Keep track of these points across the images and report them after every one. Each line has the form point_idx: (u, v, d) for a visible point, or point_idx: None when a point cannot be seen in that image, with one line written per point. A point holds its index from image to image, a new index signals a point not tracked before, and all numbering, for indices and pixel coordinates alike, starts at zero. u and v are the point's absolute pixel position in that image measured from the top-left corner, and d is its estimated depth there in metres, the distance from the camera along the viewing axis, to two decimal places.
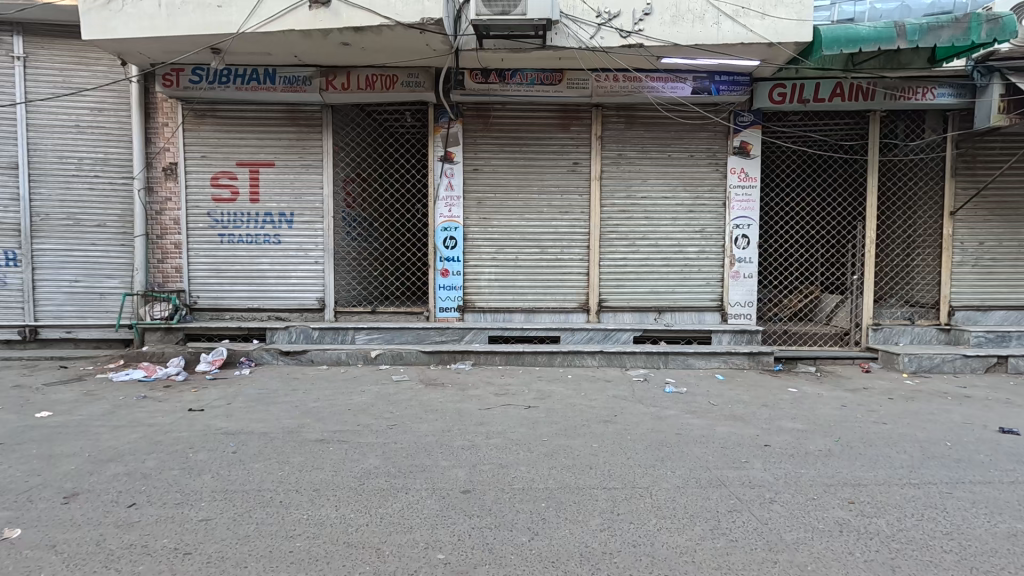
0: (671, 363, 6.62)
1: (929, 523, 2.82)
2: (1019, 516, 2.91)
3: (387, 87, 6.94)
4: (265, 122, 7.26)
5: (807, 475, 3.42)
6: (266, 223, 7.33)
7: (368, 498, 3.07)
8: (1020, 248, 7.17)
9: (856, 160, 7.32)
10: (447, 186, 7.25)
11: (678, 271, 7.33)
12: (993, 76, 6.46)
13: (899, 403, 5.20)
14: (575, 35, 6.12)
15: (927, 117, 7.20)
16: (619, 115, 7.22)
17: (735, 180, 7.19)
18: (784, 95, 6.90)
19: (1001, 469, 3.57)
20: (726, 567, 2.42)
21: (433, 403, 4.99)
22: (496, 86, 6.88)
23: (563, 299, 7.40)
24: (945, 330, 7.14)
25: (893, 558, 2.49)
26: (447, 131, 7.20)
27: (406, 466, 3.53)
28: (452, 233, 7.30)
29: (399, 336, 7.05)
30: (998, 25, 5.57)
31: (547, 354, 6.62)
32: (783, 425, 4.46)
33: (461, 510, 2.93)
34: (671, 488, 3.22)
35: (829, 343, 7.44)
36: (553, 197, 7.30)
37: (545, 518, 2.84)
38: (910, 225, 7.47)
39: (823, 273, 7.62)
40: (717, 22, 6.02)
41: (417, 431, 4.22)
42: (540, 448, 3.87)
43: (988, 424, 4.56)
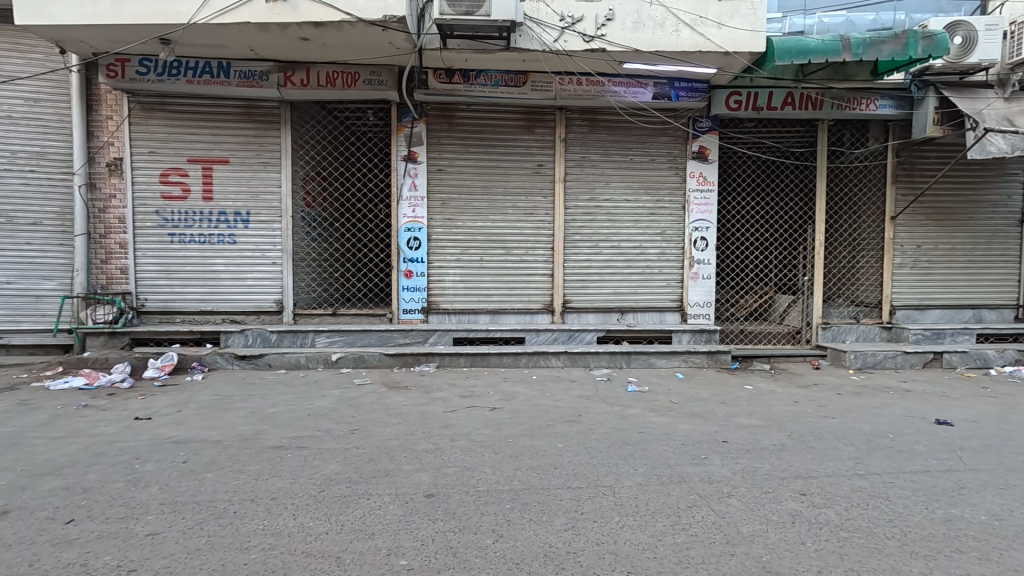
0: (634, 363, 6.75)
1: (873, 512, 2.98)
2: (953, 502, 3.11)
3: (349, 85, 6.81)
4: (219, 117, 6.98)
5: (763, 469, 3.55)
6: (220, 222, 7.05)
7: (328, 505, 2.99)
8: (954, 252, 7.65)
9: (807, 167, 7.66)
10: (411, 186, 7.16)
11: (640, 272, 7.48)
12: (928, 89, 6.91)
13: (845, 398, 5.47)
14: (539, 38, 6.17)
15: (870, 127, 7.62)
16: (582, 118, 7.31)
17: (695, 184, 7.40)
18: (739, 103, 7.16)
19: (937, 458, 3.81)
20: (685, 561, 2.48)
21: (397, 407, 4.92)
22: (461, 86, 6.85)
23: (528, 300, 7.43)
24: (887, 329, 7.57)
25: (841, 546, 2.61)
26: (410, 131, 7.11)
27: (369, 471, 3.46)
28: (416, 233, 7.21)
29: (361, 338, 6.88)
30: (933, 41, 5.93)
31: (512, 355, 6.63)
32: (739, 422, 4.61)
33: (425, 514, 2.89)
34: (634, 486, 3.28)
35: (782, 342, 7.73)
36: (518, 198, 7.32)
37: (509, 520, 2.84)
38: (856, 230, 7.87)
39: (777, 274, 7.92)
40: (676, 29, 6.18)
41: (381, 435, 4.14)
42: (505, 449, 3.87)
43: (926, 416, 4.86)
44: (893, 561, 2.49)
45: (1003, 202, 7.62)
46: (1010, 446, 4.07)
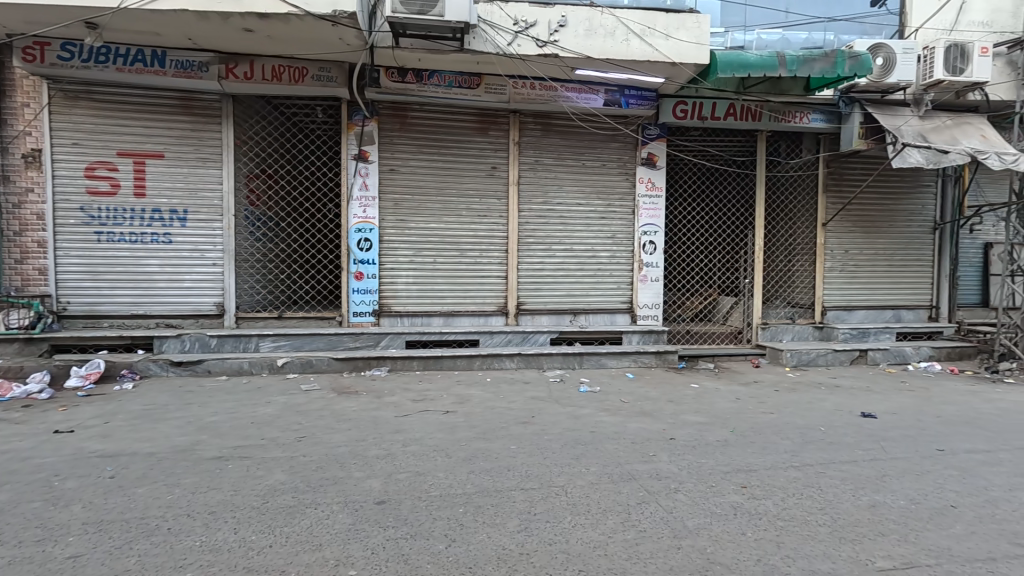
0: (586, 363, 6.87)
1: (807, 501, 3.16)
2: (877, 489, 3.35)
3: (296, 80, 6.57)
4: (152, 109, 6.56)
5: (707, 465, 3.69)
6: (153, 220, 6.63)
7: (272, 517, 2.86)
8: (876, 257, 8.25)
9: (747, 175, 8.06)
10: (361, 186, 6.99)
11: (591, 274, 7.62)
12: (854, 106, 7.43)
13: (782, 394, 5.79)
14: (493, 41, 6.19)
15: (804, 139, 8.11)
16: (535, 122, 7.38)
17: (643, 189, 7.62)
18: (685, 112, 7.45)
19: (863, 448, 4.09)
20: (635, 556, 2.54)
21: (347, 412, 4.78)
22: (413, 86, 6.77)
23: (482, 303, 7.41)
24: (819, 328, 8.07)
25: (778, 535, 2.75)
26: (361, 129, 6.96)
27: (316, 480, 3.33)
28: (367, 234, 7.05)
29: (310, 342, 6.66)
30: (858, 61, 6.38)
31: (466, 358, 6.60)
32: (686, 419, 4.78)
33: (376, 522, 2.81)
34: (585, 485, 3.33)
35: (725, 342, 8.10)
36: (472, 201, 7.29)
37: (462, 523, 2.81)
38: (791, 235, 8.34)
39: (721, 277, 8.28)
40: (626, 39, 6.37)
41: (330, 441, 4.02)
42: (458, 452, 3.84)
43: (853, 410, 5.21)
44: (825, 546, 2.65)
45: (918, 211, 8.30)
46: (925, 435, 4.43)
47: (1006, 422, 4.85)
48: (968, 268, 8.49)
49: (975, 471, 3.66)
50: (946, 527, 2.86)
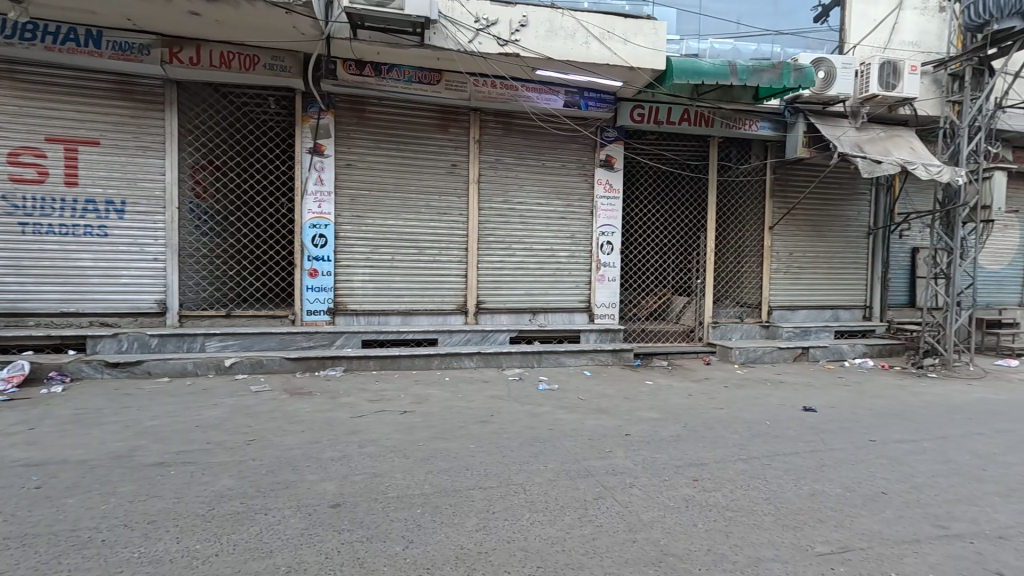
0: (545, 362, 6.94)
1: (754, 492, 3.30)
2: (817, 478, 3.55)
3: (247, 68, 6.31)
4: (86, 92, 6.12)
5: (661, 460, 3.80)
6: (86, 211, 6.19)
7: (218, 525, 2.73)
8: (817, 259, 8.73)
9: (700, 179, 8.35)
10: (317, 180, 6.80)
11: (550, 274, 7.69)
12: (798, 116, 7.87)
13: (731, 390, 6.04)
14: (454, 37, 6.14)
15: (752, 146, 8.47)
16: (496, 120, 7.37)
17: (602, 191, 7.76)
18: (641, 116, 7.62)
19: (804, 441, 4.32)
20: (591, 551, 2.58)
21: (300, 414, 4.63)
22: (372, 79, 6.63)
23: (441, 301, 7.34)
24: (765, 327, 8.47)
25: (726, 525, 2.86)
26: (316, 122, 6.75)
27: (267, 485, 3.21)
28: (322, 230, 6.86)
29: (260, 341, 6.40)
30: (802, 73, 6.71)
31: (424, 357, 6.53)
32: (641, 415, 4.90)
33: (331, 525, 2.74)
34: (543, 482, 3.36)
35: (677, 340, 8.37)
36: (432, 197, 7.21)
37: (420, 524, 2.78)
38: (741, 238, 8.69)
39: (675, 277, 8.54)
40: (586, 42, 6.46)
41: (282, 444, 3.88)
42: (416, 453, 3.79)
43: (796, 404, 5.49)
44: (769, 534, 2.78)
45: (855, 217, 8.84)
46: (860, 427, 4.72)
47: (929, 414, 5.25)
48: (898, 271, 9.11)
49: (902, 459, 3.94)
50: (877, 512, 3.06)
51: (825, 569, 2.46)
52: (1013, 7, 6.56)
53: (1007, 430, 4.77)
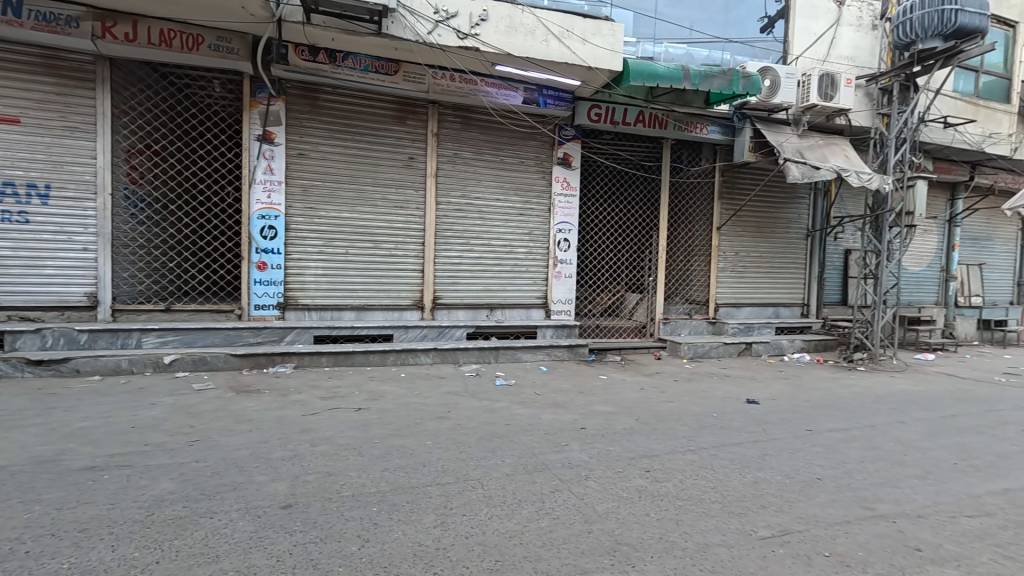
0: (501, 358, 6.97)
1: (702, 480, 3.45)
2: (759, 466, 3.75)
3: (190, 48, 5.96)
4: (4, 65, 5.61)
5: (615, 452, 3.90)
6: (4, 196, 5.69)
7: (158, 530, 2.58)
8: (761, 259, 9.19)
9: (654, 179, 8.58)
10: (266, 169, 6.52)
11: (508, 270, 7.71)
12: (746, 121, 8.24)
13: (680, 384, 6.28)
14: (412, 28, 6.03)
15: (703, 149, 8.78)
16: (455, 114, 7.29)
17: (559, 188, 7.84)
18: (599, 116, 7.74)
19: (748, 431, 4.55)
20: (549, 543, 2.62)
21: (246, 413, 4.44)
22: (326, 66, 6.40)
23: (397, 297, 7.21)
24: (712, 323, 8.85)
25: (677, 514, 2.98)
26: (265, 108, 6.47)
27: (213, 487, 3.07)
28: (271, 221, 6.59)
29: (203, 337, 6.09)
30: (750, 81, 7.02)
31: (380, 353, 6.40)
32: (596, 409, 5.02)
33: (282, 527, 2.65)
34: (501, 476, 3.39)
35: (630, 336, 8.61)
36: (388, 190, 7.06)
37: (376, 523, 2.73)
38: (691, 237, 9.01)
39: (628, 275, 8.76)
40: (546, 39, 6.49)
41: (228, 444, 3.72)
42: (371, 450, 3.72)
43: (740, 397, 5.78)
44: (715, 520, 2.91)
45: (795, 219, 9.35)
46: (797, 417, 5.03)
47: (858, 404, 5.65)
48: (832, 270, 9.73)
49: (834, 447, 4.22)
50: (813, 497, 3.26)
51: (766, 552, 2.60)
52: (935, 28, 7.19)
53: (925, 418, 5.20)
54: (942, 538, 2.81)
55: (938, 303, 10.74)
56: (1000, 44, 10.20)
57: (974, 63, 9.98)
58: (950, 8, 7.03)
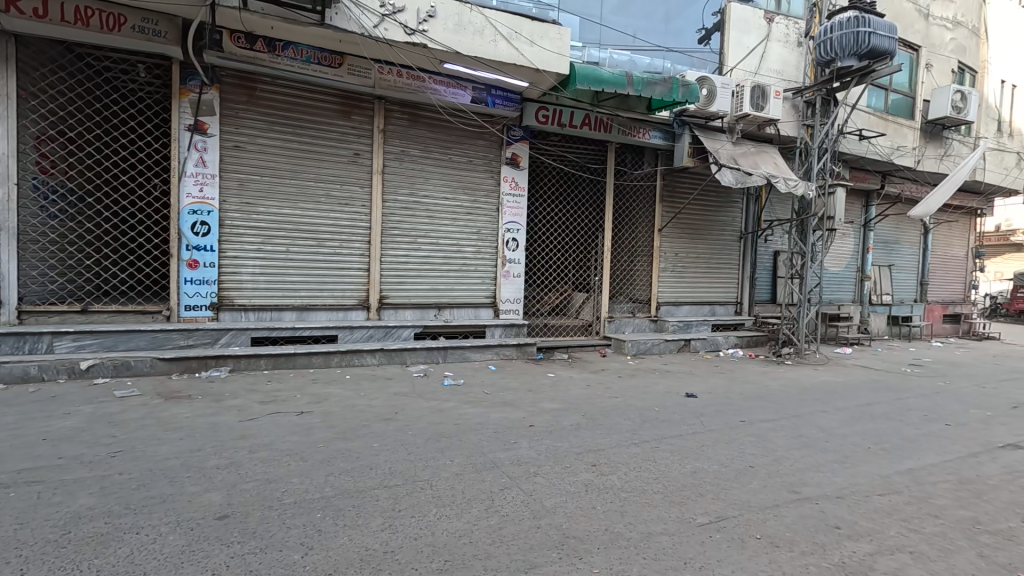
0: (449, 357, 6.92)
1: (645, 472, 3.58)
2: (697, 457, 3.94)
3: (110, 28, 5.51)
4: None
5: (562, 448, 3.97)
6: None
7: (75, 550, 2.38)
8: (698, 259, 9.63)
9: (599, 182, 8.79)
10: (198, 161, 6.15)
11: (456, 269, 7.67)
12: (685, 128, 8.59)
13: (624, 380, 6.49)
14: (357, 20, 5.88)
15: (646, 153, 9.08)
16: (402, 111, 7.16)
17: (508, 188, 7.88)
18: (546, 117, 7.83)
19: (687, 423, 4.77)
20: (498, 540, 2.63)
21: (175, 420, 4.16)
22: (264, 56, 6.12)
23: (341, 296, 7.00)
24: (654, 321, 9.19)
25: (621, 505, 3.07)
26: (197, 96, 6.10)
27: (139, 500, 2.86)
28: (203, 217, 6.22)
29: (126, 340, 5.66)
30: (688, 89, 7.34)
31: (322, 355, 6.19)
32: (544, 406, 5.09)
33: (218, 539, 2.51)
34: (450, 476, 3.36)
35: (577, 334, 8.77)
36: (332, 186, 6.84)
37: (320, 529, 2.64)
38: (634, 239, 9.31)
39: (575, 274, 8.93)
40: (494, 39, 6.51)
41: (156, 454, 3.47)
42: (315, 455, 3.59)
43: (680, 391, 6.04)
44: (658, 510, 3.03)
45: (729, 223, 9.86)
46: (731, 409, 5.32)
47: (786, 395, 6.05)
48: (762, 271, 10.35)
49: (764, 436, 4.50)
50: (746, 483, 3.47)
51: (705, 538, 2.73)
52: (851, 48, 7.84)
53: (844, 407, 5.65)
54: (857, 515, 3.07)
55: (855, 301, 11.66)
56: (906, 66, 11.22)
57: (884, 82, 10.92)
58: (864, 30, 7.69)
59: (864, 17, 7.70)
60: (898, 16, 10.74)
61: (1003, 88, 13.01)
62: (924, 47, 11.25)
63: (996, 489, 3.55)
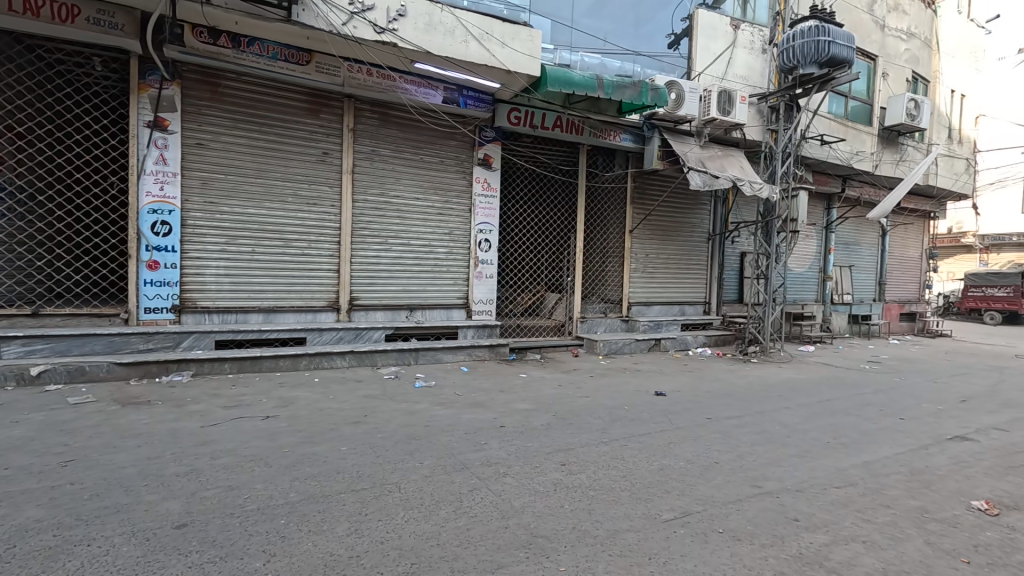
0: (420, 359, 6.88)
1: (613, 470, 3.64)
2: (664, 454, 4.02)
3: (62, 19, 5.28)
4: None
5: (532, 448, 4.00)
6: None
7: (19, 565, 2.27)
8: (668, 260, 9.81)
9: (571, 183, 8.86)
10: (158, 159, 5.96)
11: (428, 270, 7.62)
12: (655, 131, 8.74)
13: (596, 379, 6.56)
14: (325, 17, 5.78)
15: (617, 155, 9.19)
16: (372, 110, 7.08)
17: (479, 189, 7.87)
18: (518, 119, 7.85)
19: (656, 421, 4.86)
20: (466, 542, 2.63)
21: (133, 427, 4.02)
22: (228, 51, 5.96)
23: (309, 297, 6.87)
24: (626, 321, 9.32)
25: (589, 503, 3.11)
26: (156, 92, 5.91)
27: (92, 510, 2.75)
28: (164, 217, 6.03)
29: (81, 344, 5.43)
30: (657, 93, 7.48)
31: (290, 358, 6.07)
32: (516, 407, 5.11)
33: (176, 548, 2.44)
34: (418, 479, 3.34)
35: (549, 334, 8.82)
36: (300, 186, 6.71)
37: (284, 536, 2.59)
38: (605, 240, 9.42)
39: (548, 275, 8.98)
40: (465, 40, 6.50)
41: (111, 463, 3.35)
42: (280, 460, 3.51)
43: (650, 390, 6.14)
44: (624, 507, 3.08)
45: (698, 224, 10.08)
46: (699, 407, 5.44)
47: (751, 393, 6.22)
48: (730, 271, 10.62)
49: (729, 432, 4.62)
50: (711, 479, 3.56)
51: (669, 533, 2.79)
52: (813, 56, 8.11)
53: (805, 403, 5.84)
54: (815, 507, 3.19)
55: (818, 300, 12.06)
56: (864, 74, 11.68)
57: (844, 89, 11.34)
58: (824, 39, 7.96)
59: (824, 26, 7.97)
60: (857, 26, 11.17)
61: (953, 97, 13.68)
62: (881, 57, 11.73)
63: (944, 479, 3.73)
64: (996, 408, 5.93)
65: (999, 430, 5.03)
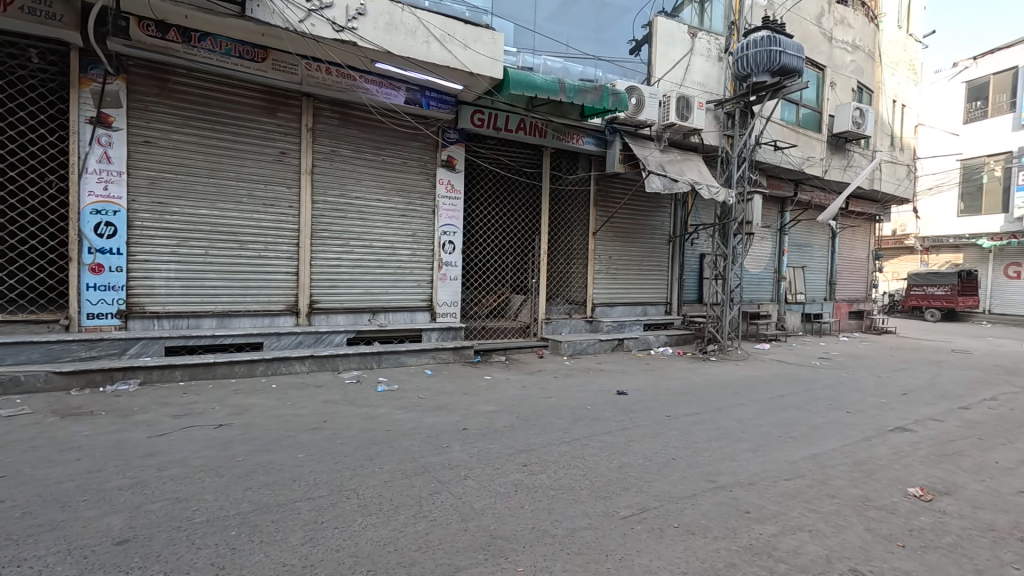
0: (384, 362, 6.79)
1: (573, 469, 3.67)
2: (625, 452, 4.09)
3: None
4: None
5: (495, 450, 3.99)
6: None
7: None
8: (631, 261, 10.00)
9: (534, 185, 8.92)
10: (102, 157, 5.67)
11: (391, 272, 7.52)
12: (616, 135, 8.89)
13: (560, 380, 6.62)
14: (281, 14, 5.63)
15: (580, 158, 9.31)
16: (332, 110, 6.95)
17: (442, 191, 7.82)
18: (482, 121, 7.85)
19: (617, 420, 4.94)
20: (424, 546, 2.60)
21: (72, 439, 3.80)
22: (178, 46, 5.74)
23: (267, 301, 6.68)
24: (590, 321, 9.44)
25: (549, 503, 3.14)
26: (99, 87, 5.63)
27: (23, 530, 2.59)
28: (108, 218, 5.74)
29: (16, 353, 5.11)
30: (617, 98, 7.60)
31: (246, 363, 5.89)
32: (479, 409, 5.10)
33: (116, 566, 2.32)
34: (377, 484, 3.29)
35: (515, 335, 8.85)
36: (255, 186, 6.51)
37: (234, 547, 2.51)
38: (569, 241, 9.52)
39: (512, 277, 9.00)
40: (426, 41, 6.46)
41: (46, 478, 3.16)
42: (233, 470, 3.39)
43: (612, 389, 6.24)
44: (584, 506, 3.11)
45: (658, 226, 10.31)
46: (658, 405, 5.56)
47: (709, 390, 6.39)
48: (689, 272, 10.91)
49: (687, 429, 4.74)
50: (669, 475, 3.64)
51: (627, 530, 2.84)
52: (765, 65, 8.45)
53: (760, 399, 6.06)
54: (766, 499, 3.31)
55: (773, 299, 12.54)
56: (814, 83, 12.23)
57: (795, 97, 11.83)
58: (775, 49, 8.30)
59: (774, 37, 8.31)
60: (806, 37, 11.69)
61: (895, 107, 14.47)
62: (828, 67, 12.29)
63: (884, 468, 3.94)
64: (932, 400, 6.29)
65: (935, 421, 5.34)
